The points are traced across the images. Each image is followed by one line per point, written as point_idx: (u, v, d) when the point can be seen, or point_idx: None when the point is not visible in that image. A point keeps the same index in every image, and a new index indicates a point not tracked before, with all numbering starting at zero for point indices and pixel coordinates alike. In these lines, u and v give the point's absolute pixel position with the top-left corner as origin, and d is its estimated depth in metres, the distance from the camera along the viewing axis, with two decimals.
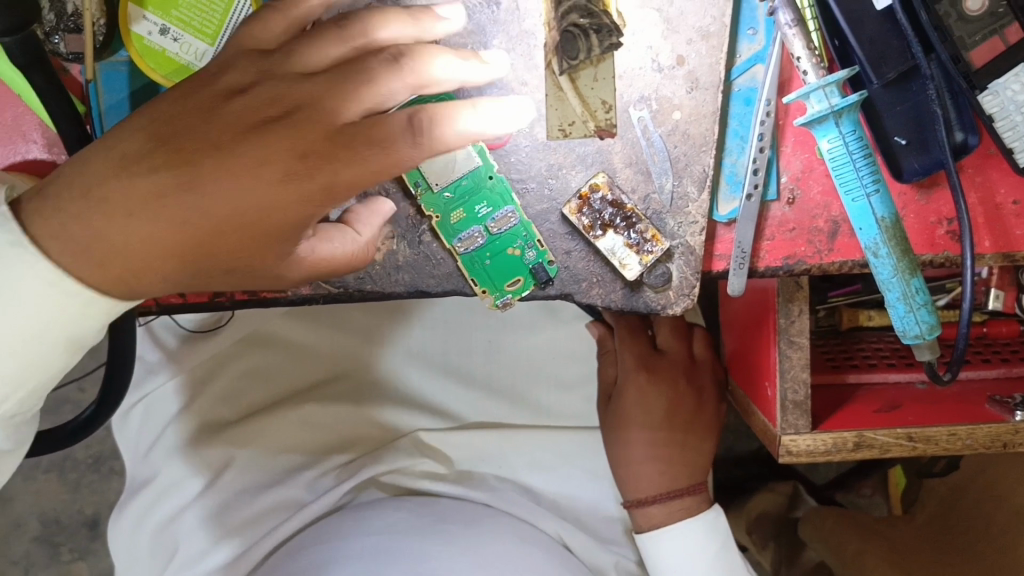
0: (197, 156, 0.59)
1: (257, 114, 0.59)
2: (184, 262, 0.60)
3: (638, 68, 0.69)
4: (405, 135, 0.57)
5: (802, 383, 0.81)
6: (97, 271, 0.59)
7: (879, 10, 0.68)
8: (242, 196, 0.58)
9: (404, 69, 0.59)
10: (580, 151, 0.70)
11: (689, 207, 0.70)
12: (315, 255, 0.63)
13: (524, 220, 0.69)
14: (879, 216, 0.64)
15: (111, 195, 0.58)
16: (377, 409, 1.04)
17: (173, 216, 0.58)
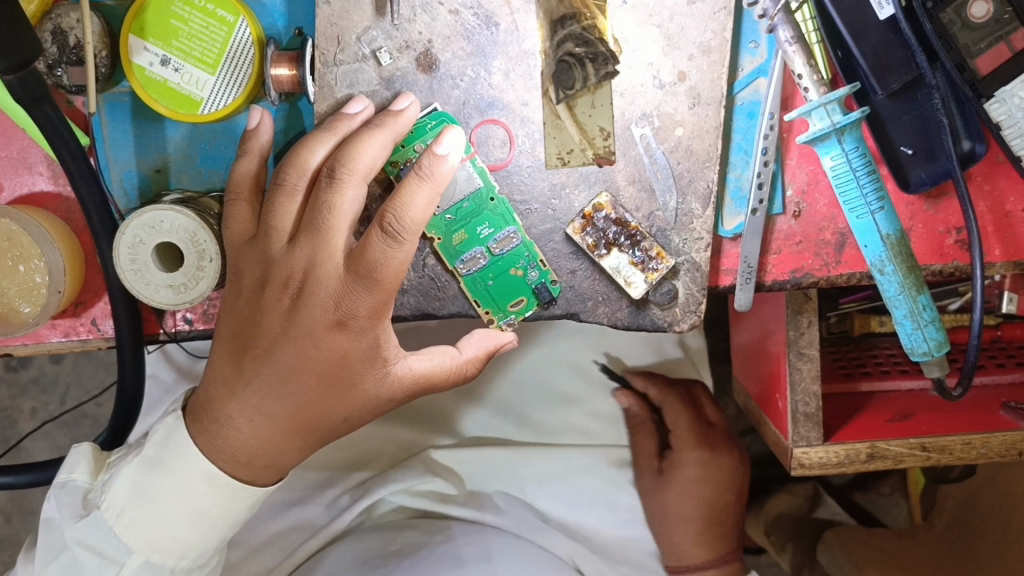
0: (258, 345, 0.62)
1: (290, 280, 0.61)
2: (303, 433, 0.65)
3: (639, 86, 0.68)
4: (384, 243, 0.58)
5: (812, 395, 0.80)
6: (230, 451, 0.64)
7: (882, 20, 0.67)
8: (313, 359, 0.61)
9: (359, 163, 0.59)
10: (582, 170, 0.69)
11: (694, 223, 0.70)
12: (412, 373, 0.65)
13: (525, 239, 0.69)
14: (884, 233, 0.63)
15: (256, 338, 0.62)
16: (395, 426, 0.99)
17: (286, 371, 0.62)
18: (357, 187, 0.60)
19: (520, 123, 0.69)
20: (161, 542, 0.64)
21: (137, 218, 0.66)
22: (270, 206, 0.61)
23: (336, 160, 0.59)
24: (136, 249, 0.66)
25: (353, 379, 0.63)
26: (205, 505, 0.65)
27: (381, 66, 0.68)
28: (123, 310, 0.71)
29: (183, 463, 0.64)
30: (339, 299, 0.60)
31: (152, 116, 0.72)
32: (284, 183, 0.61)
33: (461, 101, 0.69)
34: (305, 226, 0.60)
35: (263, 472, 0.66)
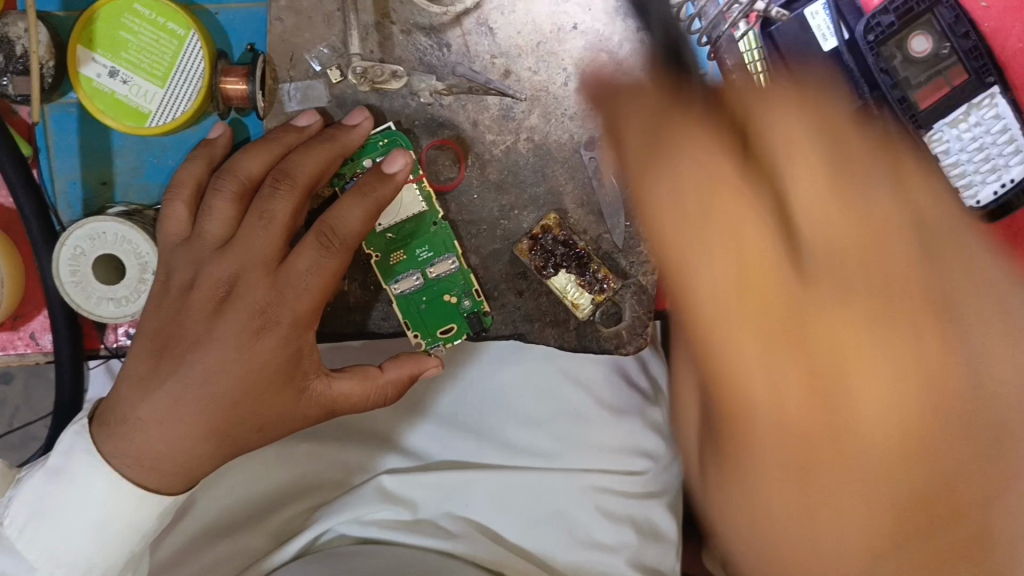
0: (177, 343, 0.59)
1: (219, 283, 0.59)
2: (222, 436, 0.59)
3: (589, 110, 0.69)
4: (321, 249, 0.60)
5: None
6: (147, 467, 0.58)
7: (825, 52, 0.70)
8: (232, 365, 0.58)
9: (298, 176, 0.61)
10: (531, 192, 0.70)
11: (642, 247, 0.70)
12: (333, 390, 0.62)
13: (463, 267, 0.68)
14: None
15: (176, 337, 0.59)
16: (340, 448, 0.88)
17: (203, 375, 0.58)
18: (299, 197, 0.61)
19: (470, 143, 0.69)
20: (61, 556, 0.57)
21: (78, 229, 0.65)
22: (209, 210, 0.61)
23: (285, 167, 0.61)
24: (75, 257, 0.66)
25: (280, 380, 0.60)
26: (104, 516, 0.58)
27: (331, 85, 0.68)
28: (61, 320, 0.70)
29: (87, 469, 0.58)
30: (268, 305, 0.59)
31: (98, 128, 0.71)
32: (224, 187, 0.61)
33: (412, 120, 0.68)
34: (241, 232, 0.60)
35: (171, 480, 0.59)
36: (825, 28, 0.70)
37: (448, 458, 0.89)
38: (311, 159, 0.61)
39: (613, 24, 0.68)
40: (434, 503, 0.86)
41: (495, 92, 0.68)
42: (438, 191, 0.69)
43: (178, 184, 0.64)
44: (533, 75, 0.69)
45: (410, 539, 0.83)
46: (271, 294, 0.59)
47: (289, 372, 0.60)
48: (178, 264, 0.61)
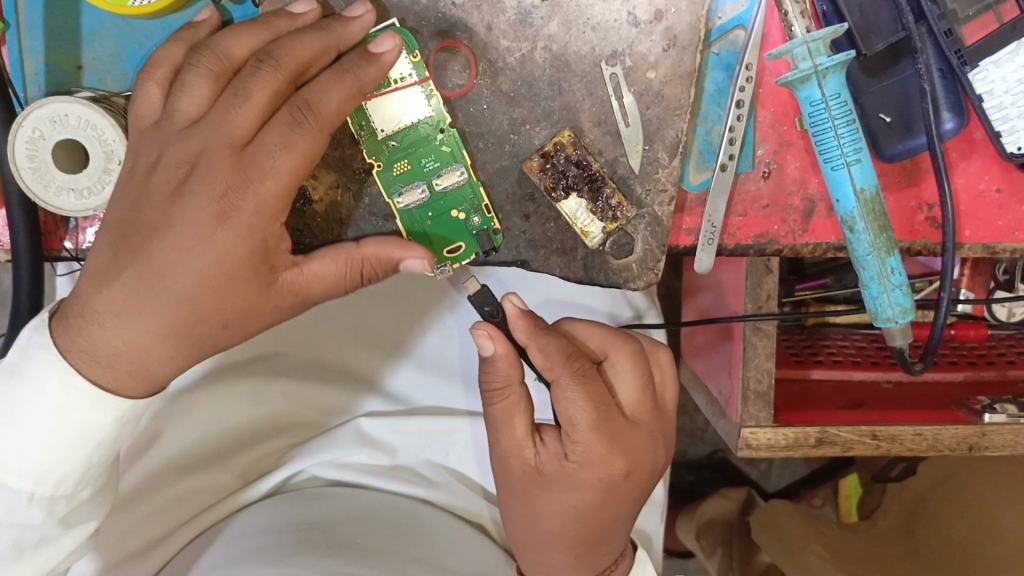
0: (135, 233, 0.54)
1: (183, 160, 0.55)
2: (180, 336, 0.55)
3: (613, 21, 0.64)
4: (302, 122, 0.54)
5: (766, 373, 0.76)
6: (106, 366, 0.55)
7: None
8: (190, 257, 0.53)
9: (281, 54, 0.54)
10: (545, 106, 0.65)
11: (659, 174, 0.65)
12: (307, 276, 0.58)
13: (473, 179, 0.64)
14: (860, 187, 0.56)
15: (136, 226, 0.55)
16: (318, 387, 0.87)
17: (161, 267, 0.54)
18: (286, 80, 0.55)
19: (483, 49, 0.63)
20: (14, 463, 0.54)
21: (38, 110, 0.60)
22: (192, 92, 0.55)
23: (268, 48, 0.55)
24: (35, 146, 0.60)
25: (245, 274, 0.55)
26: (59, 418, 0.54)
27: None
28: (19, 215, 0.64)
29: (42, 365, 0.54)
30: (229, 189, 0.53)
31: (74, 7, 0.65)
32: (205, 65, 0.55)
33: (421, 18, 0.63)
34: (215, 110, 0.54)
35: (128, 381, 0.56)
36: None
37: (404, 394, 0.91)
38: (297, 40, 0.55)
39: None
40: (412, 450, 0.87)
41: None
42: (446, 98, 0.64)
43: (160, 66, 0.58)
44: None
45: (388, 485, 0.83)
46: (233, 178, 0.54)
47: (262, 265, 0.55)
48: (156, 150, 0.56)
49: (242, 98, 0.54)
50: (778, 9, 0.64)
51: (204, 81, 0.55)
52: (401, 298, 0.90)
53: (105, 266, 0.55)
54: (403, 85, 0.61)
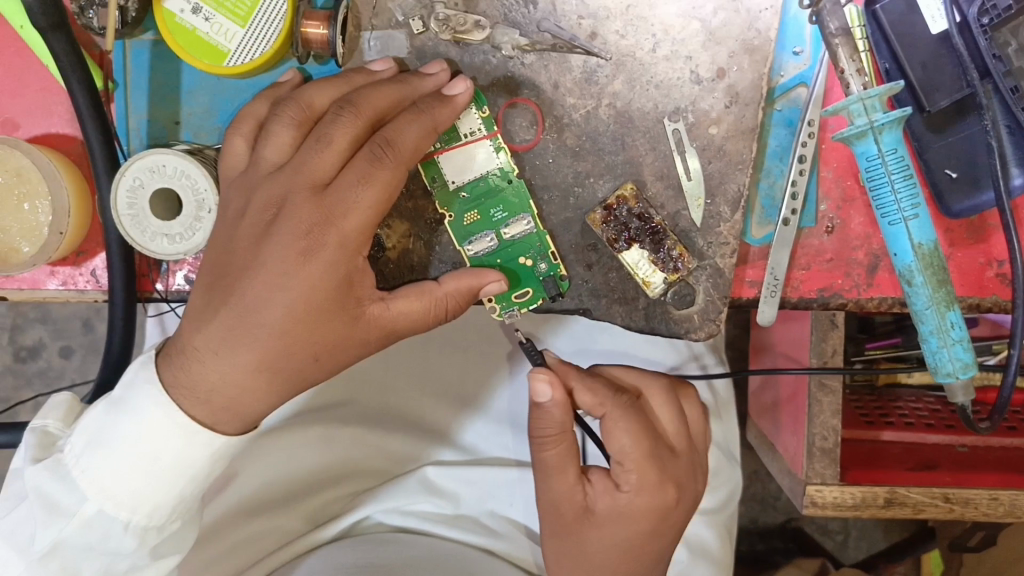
0: (232, 274, 0.58)
1: (268, 206, 0.58)
2: (272, 372, 0.59)
3: (676, 79, 0.66)
4: (381, 157, 0.58)
5: (831, 430, 0.76)
6: (202, 400, 0.58)
7: (934, 34, 0.65)
8: (281, 292, 0.57)
9: (360, 104, 0.59)
10: (609, 160, 0.67)
11: (721, 227, 0.67)
12: (388, 313, 0.61)
13: (540, 229, 0.66)
14: (917, 242, 0.56)
15: (236, 266, 0.58)
16: (385, 435, 0.88)
17: (254, 304, 0.57)
18: (365, 129, 0.59)
19: (550, 105, 0.66)
20: (115, 489, 0.57)
21: (139, 160, 0.65)
22: (279, 143, 0.60)
23: (351, 97, 0.59)
24: (137, 192, 0.65)
25: (332, 309, 0.58)
26: (157, 449, 0.57)
27: (412, 35, 0.66)
28: (117, 260, 0.69)
29: (145, 399, 0.57)
30: (314, 226, 0.57)
31: (175, 67, 0.71)
32: (291, 117, 0.60)
33: (492, 77, 0.66)
34: (299, 157, 0.59)
35: (223, 417, 0.59)
36: (935, 8, 0.64)
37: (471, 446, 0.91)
38: (376, 91, 0.59)
39: None
40: (474, 499, 0.88)
41: (581, 50, 0.66)
42: (514, 151, 0.66)
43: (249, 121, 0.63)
44: (620, 39, 0.66)
45: (451, 534, 0.84)
46: (317, 218, 0.57)
47: (340, 304, 0.59)
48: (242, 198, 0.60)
49: (324, 144, 0.58)
50: (837, 71, 0.65)
51: (290, 133, 0.60)
52: (465, 348, 0.92)
53: (205, 306, 0.59)
54: (471, 139, 0.64)
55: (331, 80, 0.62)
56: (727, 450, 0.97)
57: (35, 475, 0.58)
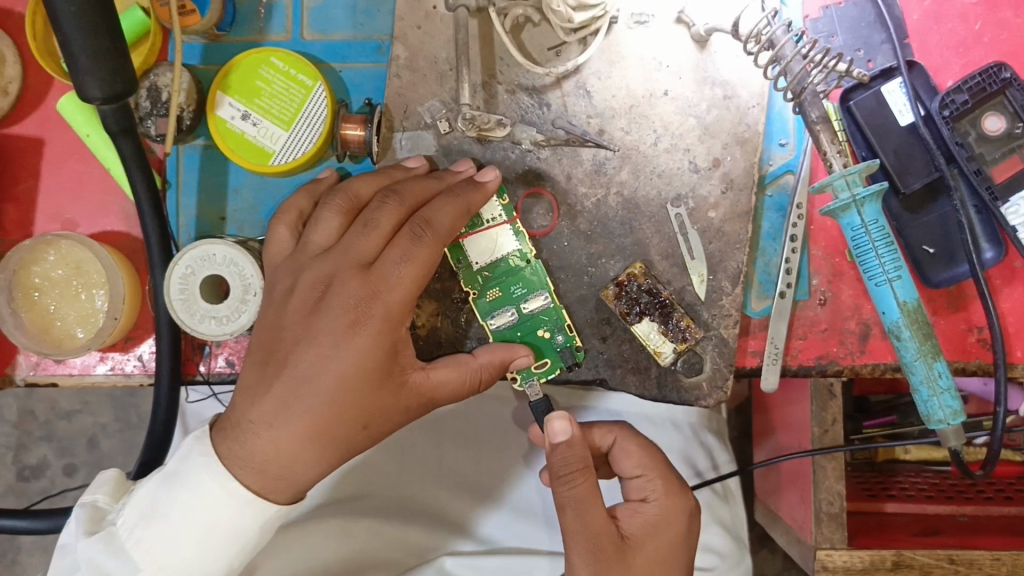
0: (282, 348, 0.63)
1: (317, 284, 0.64)
2: (325, 439, 0.62)
3: (676, 169, 0.74)
4: (421, 235, 0.64)
5: (837, 495, 0.80)
6: (257, 470, 0.61)
7: (903, 125, 0.73)
8: (331, 360, 0.61)
9: (400, 192, 0.66)
10: (619, 242, 0.74)
11: (724, 300, 0.73)
12: (427, 381, 0.66)
13: (556, 303, 0.71)
14: (901, 301, 0.63)
15: (288, 341, 0.63)
16: (405, 526, 0.87)
17: (305, 376, 0.61)
18: (403, 213, 0.66)
19: (564, 194, 0.74)
20: (167, 560, 0.61)
21: (192, 251, 0.71)
22: (322, 225, 0.66)
23: (392, 188, 0.67)
24: (188, 283, 0.71)
25: (374, 377, 0.62)
26: (209, 519, 0.60)
27: (440, 135, 0.74)
28: (166, 343, 0.73)
29: (200, 471, 0.61)
30: (361, 300, 0.62)
31: (224, 168, 0.78)
32: (335, 204, 0.67)
33: (511, 171, 0.74)
34: (346, 239, 0.65)
35: (276, 485, 0.62)
36: (902, 103, 0.72)
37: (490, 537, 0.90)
38: (412, 182, 0.67)
39: (702, 92, 0.74)
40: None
41: (592, 144, 0.73)
42: (534, 236, 0.73)
43: (294, 210, 0.70)
44: (625, 135, 0.74)
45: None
46: (364, 292, 0.63)
47: (386, 371, 0.63)
48: (290, 277, 0.66)
49: (369, 227, 0.65)
50: (820, 159, 0.73)
51: (334, 218, 0.66)
52: (478, 439, 0.92)
53: (257, 380, 0.63)
54: (493, 225, 0.71)
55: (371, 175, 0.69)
56: (736, 531, 0.98)
57: (89, 547, 0.61)
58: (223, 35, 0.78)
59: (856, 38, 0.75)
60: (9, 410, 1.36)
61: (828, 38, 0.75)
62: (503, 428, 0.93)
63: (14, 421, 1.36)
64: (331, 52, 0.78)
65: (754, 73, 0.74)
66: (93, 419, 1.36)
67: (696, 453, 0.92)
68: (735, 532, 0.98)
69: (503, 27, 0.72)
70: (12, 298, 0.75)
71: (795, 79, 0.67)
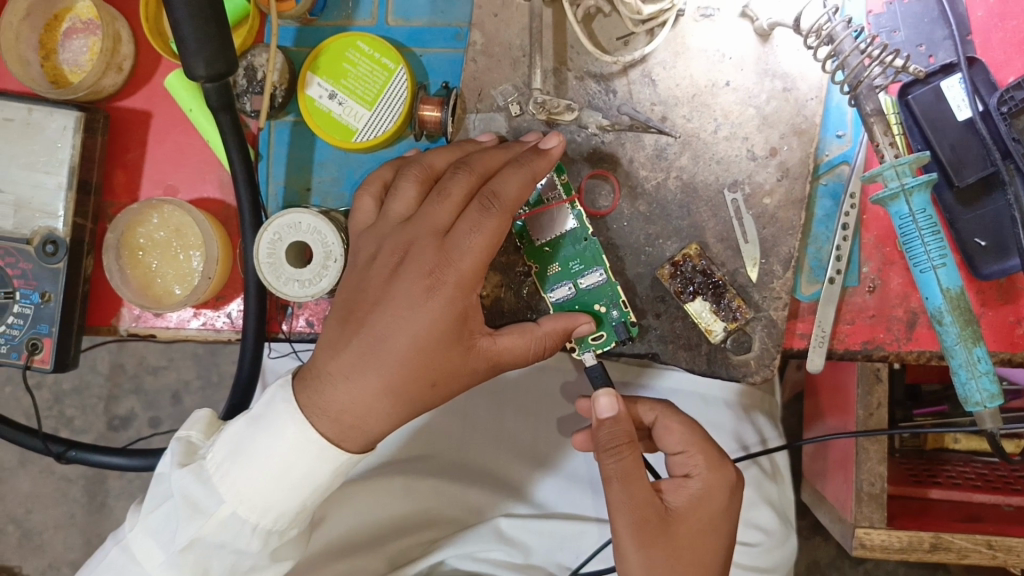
0: (361, 310, 0.69)
1: (395, 251, 0.70)
2: (397, 395, 0.68)
3: (735, 156, 0.77)
4: (489, 204, 0.69)
5: (878, 476, 0.83)
6: (333, 420, 0.67)
7: (960, 121, 0.75)
8: (407, 321, 0.67)
9: (471, 164, 0.71)
10: (676, 224, 0.78)
11: (774, 283, 0.76)
12: (494, 345, 0.70)
13: (611, 281, 0.75)
14: (946, 287, 0.66)
15: (368, 304, 0.69)
16: (462, 487, 0.94)
17: (383, 335, 0.67)
18: (474, 184, 0.71)
19: (626, 177, 0.78)
20: (249, 493, 0.66)
21: (281, 218, 0.77)
22: (401, 195, 0.72)
23: (464, 160, 0.72)
24: (277, 248, 0.77)
25: (446, 337, 0.68)
26: (288, 460, 0.66)
27: (511, 117, 0.79)
28: (253, 303, 0.79)
29: (283, 416, 0.67)
30: (435, 267, 0.68)
31: (310, 143, 0.84)
32: (413, 176, 0.73)
33: (576, 154, 0.78)
34: (423, 209, 0.71)
35: (350, 435, 0.68)
36: (960, 98, 0.74)
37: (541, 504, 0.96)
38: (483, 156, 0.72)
39: (763, 83, 0.77)
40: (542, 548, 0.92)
41: (654, 130, 0.77)
42: (595, 216, 0.78)
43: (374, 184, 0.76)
44: (686, 122, 0.78)
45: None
46: (438, 260, 0.68)
47: (457, 332, 0.68)
48: (373, 245, 0.72)
49: (442, 196, 0.70)
50: (874, 151, 0.76)
51: (411, 189, 0.72)
52: (537, 411, 0.97)
53: (339, 339, 0.69)
54: (555, 203, 0.75)
55: (446, 151, 0.75)
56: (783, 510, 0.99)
57: (181, 478, 0.67)
58: (314, 20, 0.84)
59: (918, 34, 0.77)
60: (103, 363, 1.46)
61: (891, 33, 0.77)
62: (561, 404, 0.97)
63: (107, 373, 1.46)
64: (413, 38, 0.83)
65: (814, 66, 0.77)
66: (177, 375, 1.46)
67: (747, 431, 0.95)
68: (787, 516, 0.99)
69: (575, 18, 0.76)
70: (119, 257, 0.82)
71: (852, 74, 0.69)
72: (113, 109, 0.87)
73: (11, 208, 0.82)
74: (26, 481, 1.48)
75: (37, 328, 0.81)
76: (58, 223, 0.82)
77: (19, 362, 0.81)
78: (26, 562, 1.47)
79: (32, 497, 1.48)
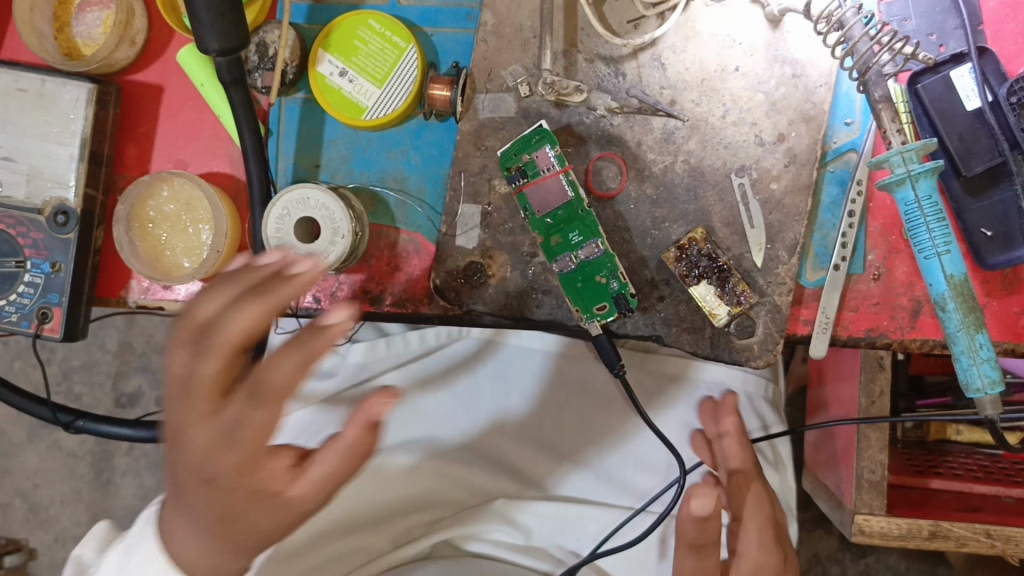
0: (188, 473, 0.57)
1: (219, 381, 0.55)
2: (234, 523, 0.58)
3: (743, 142, 0.77)
4: (241, 322, 0.53)
5: (879, 464, 0.84)
6: (218, 533, 0.59)
7: (970, 110, 0.74)
8: (212, 462, 0.55)
9: (227, 281, 0.55)
10: (682, 208, 0.78)
11: (779, 269, 0.76)
12: (309, 477, 0.56)
13: (609, 251, 0.75)
14: (949, 274, 0.66)
15: (191, 453, 0.56)
16: (467, 469, 0.94)
17: (207, 471, 0.56)
18: (225, 296, 0.55)
19: (633, 159, 0.78)
20: None
21: (288, 194, 0.77)
22: (184, 332, 0.55)
23: (210, 324, 0.54)
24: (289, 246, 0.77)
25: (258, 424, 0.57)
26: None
27: (520, 98, 0.79)
28: None
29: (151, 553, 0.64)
30: (228, 425, 0.54)
31: (321, 120, 0.85)
32: (213, 285, 0.56)
33: (584, 136, 0.78)
34: (186, 362, 0.55)
35: (234, 537, 0.59)
36: (970, 89, 0.74)
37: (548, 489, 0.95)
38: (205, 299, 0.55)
39: (772, 69, 0.77)
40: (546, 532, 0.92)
41: (663, 113, 0.78)
42: (601, 198, 0.78)
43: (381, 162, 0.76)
44: (695, 106, 0.78)
45: (524, 561, 0.91)
46: (217, 431, 0.54)
47: (252, 457, 0.55)
48: (174, 397, 0.56)
49: (203, 347, 0.54)
50: (883, 139, 0.76)
51: (205, 325, 0.55)
52: (545, 394, 0.96)
53: (183, 492, 0.58)
54: (549, 174, 0.76)
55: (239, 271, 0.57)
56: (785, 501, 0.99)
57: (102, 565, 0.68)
58: None
59: (929, 23, 0.77)
60: (111, 341, 1.47)
61: (902, 22, 0.78)
62: (569, 387, 0.96)
63: (115, 351, 1.47)
64: (424, 17, 0.83)
65: (823, 53, 0.77)
66: None
67: (748, 418, 0.95)
68: (790, 506, 0.99)
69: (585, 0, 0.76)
70: (130, 228, 0.83)
71: (861, 61, 0.69)
72: (125, 83, 0.87)
73: (24, 177, 0.82)
74: (33, 456, 1.49)
75: (47, 297, 0.82)
76: (70, 194, 0.82)
77: (30, 330, 0.82)
78: (32, 535, 1.49)
79: (39, 472, 1.49)
